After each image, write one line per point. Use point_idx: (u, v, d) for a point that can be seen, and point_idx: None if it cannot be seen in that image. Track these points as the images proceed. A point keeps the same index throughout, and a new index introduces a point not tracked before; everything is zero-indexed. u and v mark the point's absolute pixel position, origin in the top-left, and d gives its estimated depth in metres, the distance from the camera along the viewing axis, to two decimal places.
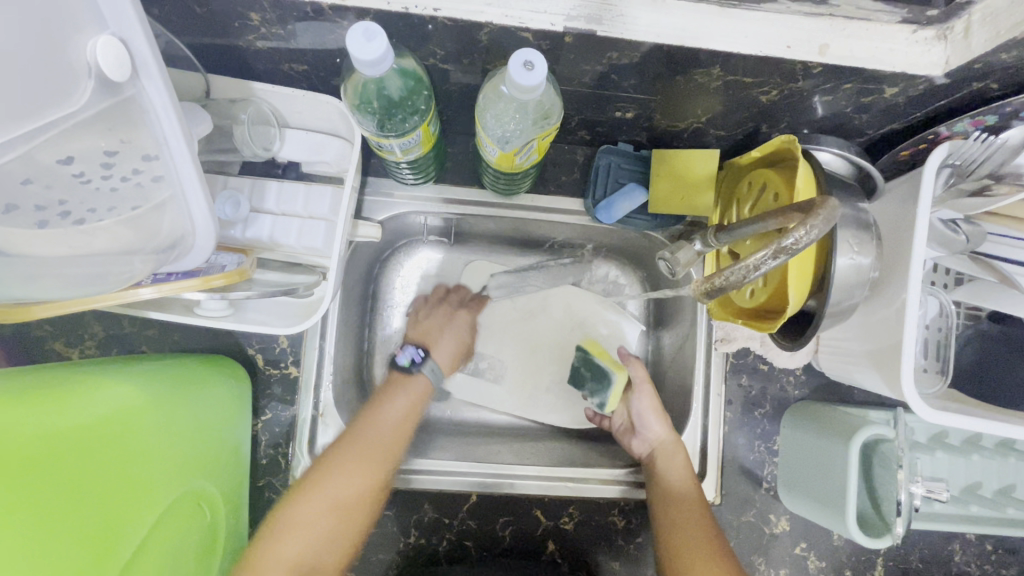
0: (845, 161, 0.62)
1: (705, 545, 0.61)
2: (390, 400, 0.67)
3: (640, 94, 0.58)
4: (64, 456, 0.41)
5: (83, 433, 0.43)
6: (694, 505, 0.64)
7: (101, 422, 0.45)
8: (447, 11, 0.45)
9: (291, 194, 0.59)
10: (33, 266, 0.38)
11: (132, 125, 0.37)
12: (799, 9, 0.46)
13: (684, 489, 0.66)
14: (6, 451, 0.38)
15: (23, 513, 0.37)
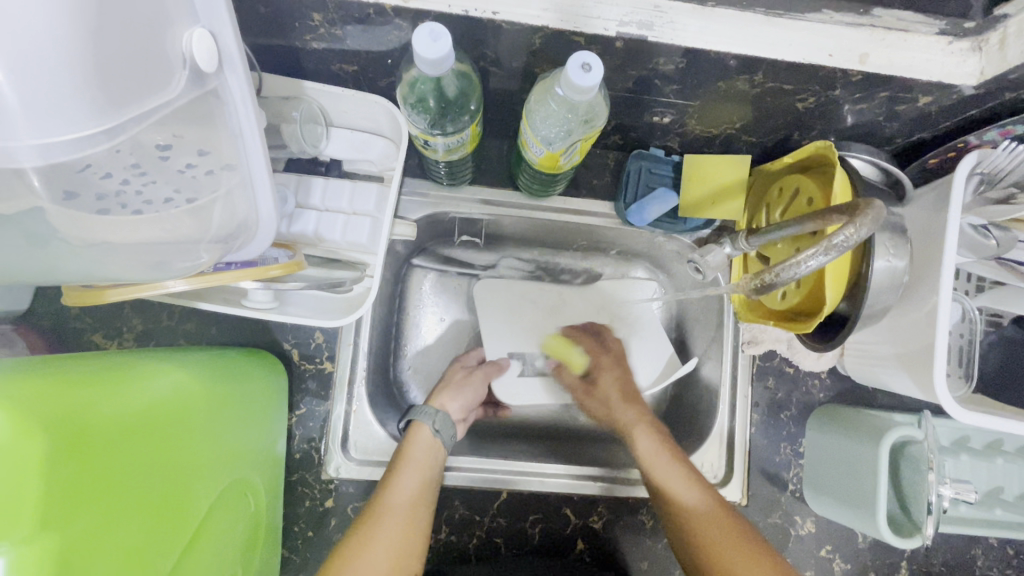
0: (876, 167, 0.64)
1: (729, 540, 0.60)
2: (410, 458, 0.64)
3: (679, 99, 0.59)
4: (145, 437, 0.40)
5: (157, 416, 0.42)
6: (670, 473, 0.66)
7: (167, 407, 0.44)
8: (505, 14, 0.47)
9: (336, 191, 0.60)
10: (96, 251, 0.40)
11: (211, 119, 0.38)
12: (842, 19, 0.48)
13: (660, 462, 0.67)
14: (100, 426, 0.37)
15: (112, 491, 0.36)
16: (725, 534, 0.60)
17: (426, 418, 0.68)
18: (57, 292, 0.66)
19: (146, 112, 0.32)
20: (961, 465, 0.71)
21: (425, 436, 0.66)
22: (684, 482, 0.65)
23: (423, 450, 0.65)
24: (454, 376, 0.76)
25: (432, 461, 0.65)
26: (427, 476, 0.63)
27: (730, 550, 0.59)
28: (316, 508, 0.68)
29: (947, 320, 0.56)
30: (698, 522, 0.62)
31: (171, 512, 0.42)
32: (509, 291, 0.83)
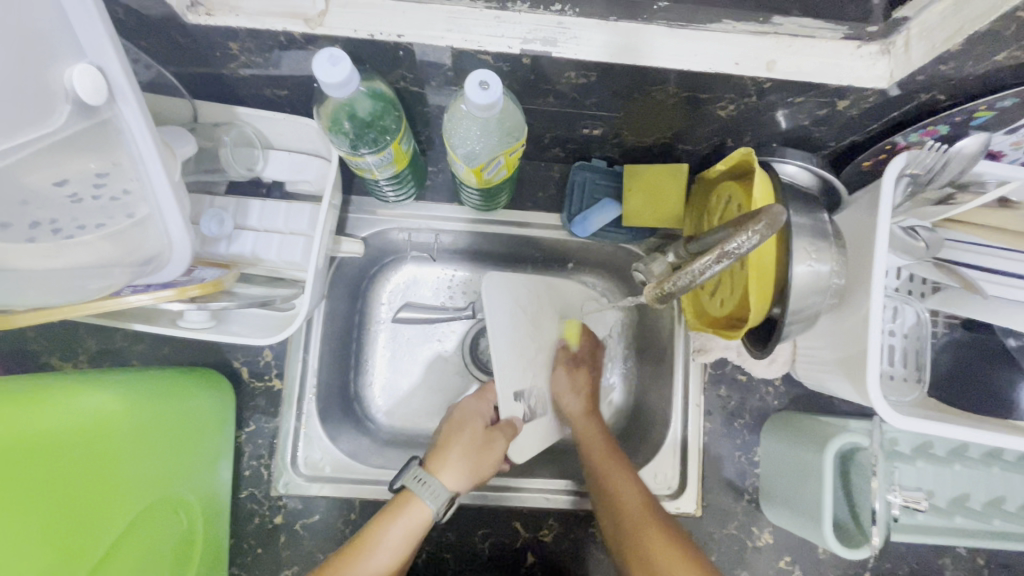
0: (810, 174, 0.64)
1: (656, 535, 0.61)
2: (392, 532, 0.61)
3: (604, 111, 0.60)
4: (17, 466, 0.42)
5: (39, 443, 0.43)
6: (630, 499, 0.64)
7: (70, 433, 0.46)
8: (411, 37, 0.48)
9: (272, 211, 0.62)
10: (23, 279, 0.42)
11: (111, 146, 0.40)
12: (745, 28, 0.49)
13: (625, 489, 0.65)
14: None
15: None
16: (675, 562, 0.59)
17: (426, 499, 0.63)
18: None
19: (19, 143, 0.35)
20: (920, 473, 0.69)
21: (419, 520, 0.62)
22: (641, 515, 0.63)
23: (408, 525, 0.62)
24: (469, 444, 0.67)
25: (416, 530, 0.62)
26: (409, 533, 0.62)
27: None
28: (265, 525, 0.68)
29: (879, 323, 0.55)
30: (650, 553, 0.60)
31: (69, 533, 0.44)
32: (510, 303, 0.72)
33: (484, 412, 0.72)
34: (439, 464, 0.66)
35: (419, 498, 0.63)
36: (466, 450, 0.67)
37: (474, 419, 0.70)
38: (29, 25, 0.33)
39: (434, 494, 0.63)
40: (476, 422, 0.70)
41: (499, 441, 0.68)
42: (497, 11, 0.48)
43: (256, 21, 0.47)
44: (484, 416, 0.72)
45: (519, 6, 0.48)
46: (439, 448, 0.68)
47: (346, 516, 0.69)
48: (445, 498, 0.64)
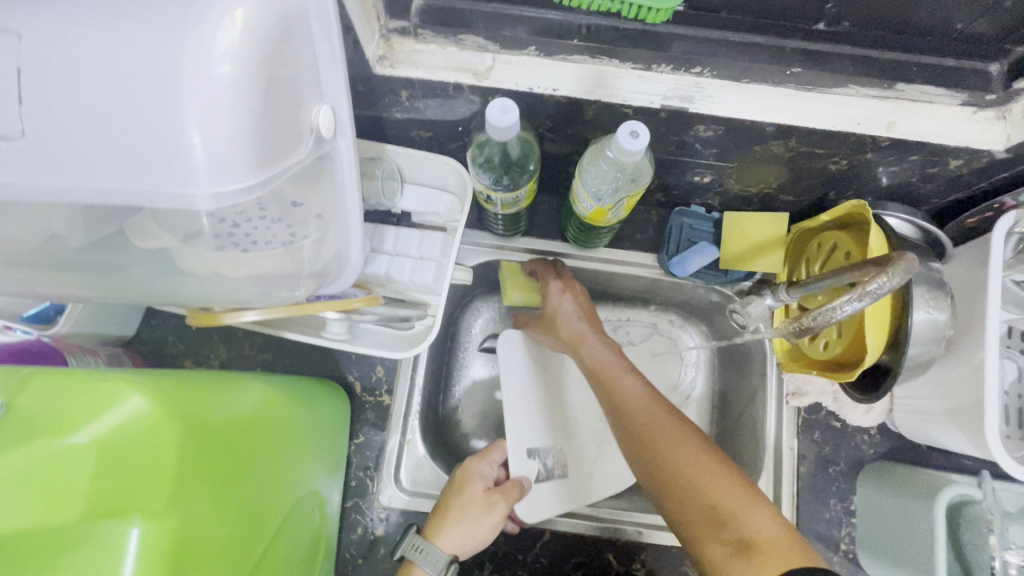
0: (914, 226, 0.67)
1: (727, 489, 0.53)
2: None
3: (718, 161, 0.65)
4: (239, 441, 0.45)
5: (247, 425, 0.47)
6: (636, 397, 0.63)
7: (254, 417, 0.49)
8: (564, 90, 0.55)
9: (407, 238, 0.68)
10: (213, 283, 0.49)
11: (320, 178, 0.46)
12: (868, 92, 0.53)
13: (624, 391, 0.64)
14: (212, 425, 0.42)
15: (216, 481, 0.41)
16: (709, 471, 0.55)
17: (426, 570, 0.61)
18: (159, 319, 0.75)
19: (283, 169, 0.39)
20: None
21: None
22: (648, 408, 0.62)
23: None
24: (470, 508, 0.64)
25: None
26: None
27: (694, 469, 0.55)
28: (367, 536, 0.71)
29: (996, 375, 0.56)
30: (657, 442, 0.58)
31: (258, 512, 0.47)
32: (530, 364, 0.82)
33: (486, 473, 0.70)
34: (438, 527, 0.63)
35: (419, 567, 0.61)
36: (464, 516, 0.64)
37: (474, 480, 0.67)
38: (296, 70, 0.39)
39: (433, 560, 0.61)
40: (474, 483, 0.67)
41: (500, 503, 0.66)
42: (642, 71, 0.54)
43: (432, 74, 0.54)
44: (484, 477, 0.69)
45: (662, 67, 0.54)
46: (437, 512, 0.65)
47: None
48: (445, 564, 0.61)
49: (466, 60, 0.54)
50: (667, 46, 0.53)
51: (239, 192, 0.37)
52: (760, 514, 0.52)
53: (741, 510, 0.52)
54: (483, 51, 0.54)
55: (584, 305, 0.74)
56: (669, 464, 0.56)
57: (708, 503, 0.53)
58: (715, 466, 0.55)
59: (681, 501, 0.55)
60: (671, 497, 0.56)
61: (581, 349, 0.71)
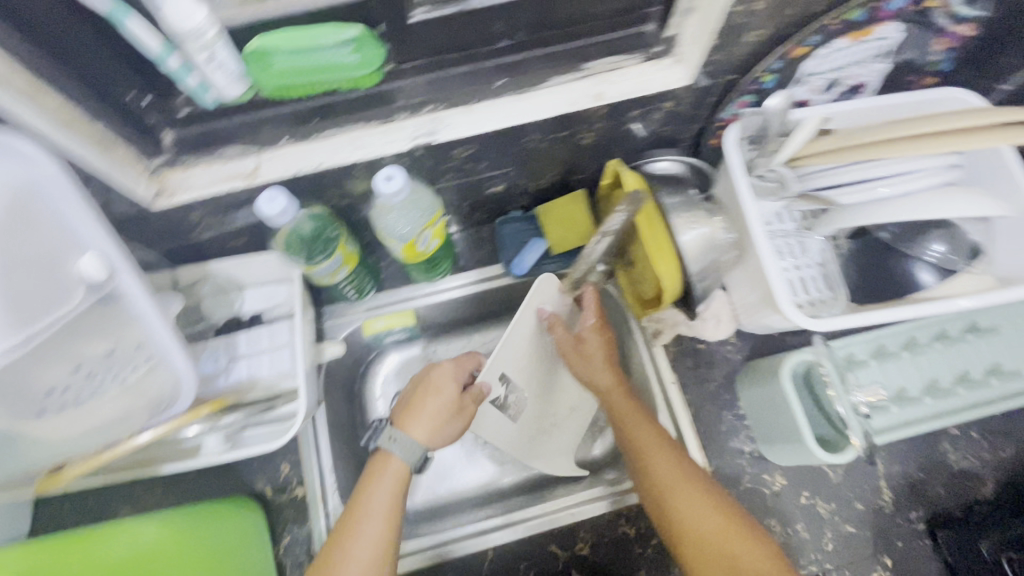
0: (676, 163, 0.79)
1: (714, 516, 0.59)
2: (368, 499, 0.62)
3: (499, 170, 0.74)
4: None
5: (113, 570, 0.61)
6: (659, 453, 0.65)
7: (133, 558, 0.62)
8: (328, 163, 0.62)
9: (258, 337, 0.72)
10: (65, 446, 0.53)
11: (127, 321, 0.52)
12: (570, 78, 0.63)
13: (654, 450, 0.65)
14: None
15: None
16: (714, 523, 0.59)
17: (402, 455, 0.66)
18: (51, 509, 0.74)
19: (54, 322, 0.46)
20: (880, 373, 0.78)
21: (396, 477, 0.65)
22: (674, 463, 0.64)
23: (389, 490, 0.64)
24: (438, 409, 0.69)
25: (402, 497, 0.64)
26: (391, 515, 0.62)
27: (712, 523, 0.59)
28: None
29: (772, 255, 0.67)
30: (679, 497, 0.61)
31: None
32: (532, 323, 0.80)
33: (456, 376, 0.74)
34: (410, 421, 0.69)
35: (393, 454, 0.66)
36: (434, 412, 0.69)
37: (447, 385, 0.71)
38: (51, 240, 0.47)
39: (408, 449, 0.66)
40: (449, 387, 0.71)
41: (470, 409, 0.72)
42: (386, 124, 0.62)
43: (207, 190, 0.60)
44: (455, 380, 0.73)
45: (401, 116, 0.62)
46: (407, 408, 0.70)
47: None
48: (416, 453, 0.67)
49: (234, 168, 0.60)
50: (396, 98, 0.62)
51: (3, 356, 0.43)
52: (754, 558, 0.55)
53: (748, 563, 0.55)
54: (246, 157, 0.61)
55: (606, 356, 0.75)
56: (670, 503, 0.61)
57: (716, 544, 0.57)
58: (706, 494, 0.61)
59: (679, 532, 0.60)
60: (693, 547, 0.58)
61: (614, 403, 0.73)
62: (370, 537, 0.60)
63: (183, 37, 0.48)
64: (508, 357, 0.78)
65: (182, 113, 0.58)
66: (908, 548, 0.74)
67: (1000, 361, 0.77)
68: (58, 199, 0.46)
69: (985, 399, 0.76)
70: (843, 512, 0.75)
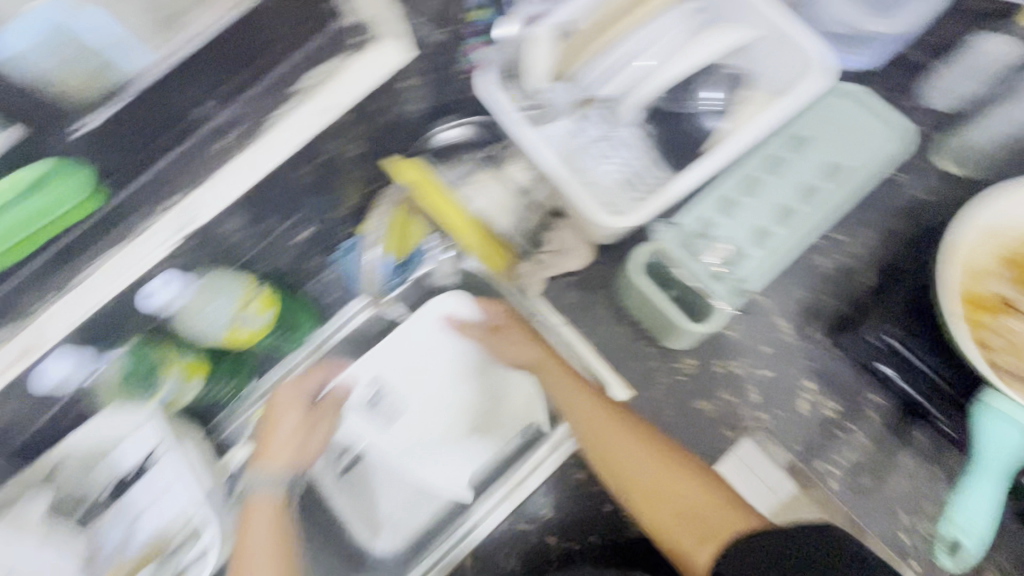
0: (459, 128, 0.80)
1: (659, 469, 0.62)
2: (247, 548, 0.60)
3: (293, 215, 0.72)
4: None
5: None
6: (597, 415, 0.66)
7: None
8: (103, 298, 0.59)
9: (145, 486, 0.69)
10: None
11: None
12: (293, 102, 0.61)
13: (591, 412, 0.67)
14: None
15: None
16: (670, 479, 0.61)
17: (266, 490, 0.66)
18: None
19: None
20: (736, 224, 0.78)
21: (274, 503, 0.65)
22: (602, 415, 0.66)
23: (266, 517, 0.63)
24: (292, 439, 0.70)
25: (282, 529, 0.63)
26: (279, 549, 0.61)
27: (663, 475, 0.61)
28: None
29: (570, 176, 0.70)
30: (620, 449, 0.64)
31: None
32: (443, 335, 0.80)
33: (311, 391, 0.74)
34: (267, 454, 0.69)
35: (256, 492, 0.66)
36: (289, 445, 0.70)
37: (292, 408, 0.72)
38: None
39: (269, 483, 0.66)
40: (298, 400, 0.73)
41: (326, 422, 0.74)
42: (138, 237, 0.59)
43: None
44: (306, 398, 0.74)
45: (150, 216, 0.60)
46: (261, 444, 0.70)
47: None
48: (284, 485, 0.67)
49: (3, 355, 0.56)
50: (131, 208, 0.58)
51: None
52: (704, 499, 0.59)
53: (701, 503, 0.58)
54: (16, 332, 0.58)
55: (524, 333, 0.75)
56: (623, 458, 0.63)
57: (675, 503, 0.59)
58: (657, 454, 0.62)
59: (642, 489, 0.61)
60: (642, 495, 0.61)
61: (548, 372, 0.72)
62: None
63: None
64: (382, 359, 0.78)
65: None
66: (821, 362, 0.78)
67: (833, 160, 0.80)
68: None
69: (832, 200, 0.79)
70: (754, 360, 0.78)
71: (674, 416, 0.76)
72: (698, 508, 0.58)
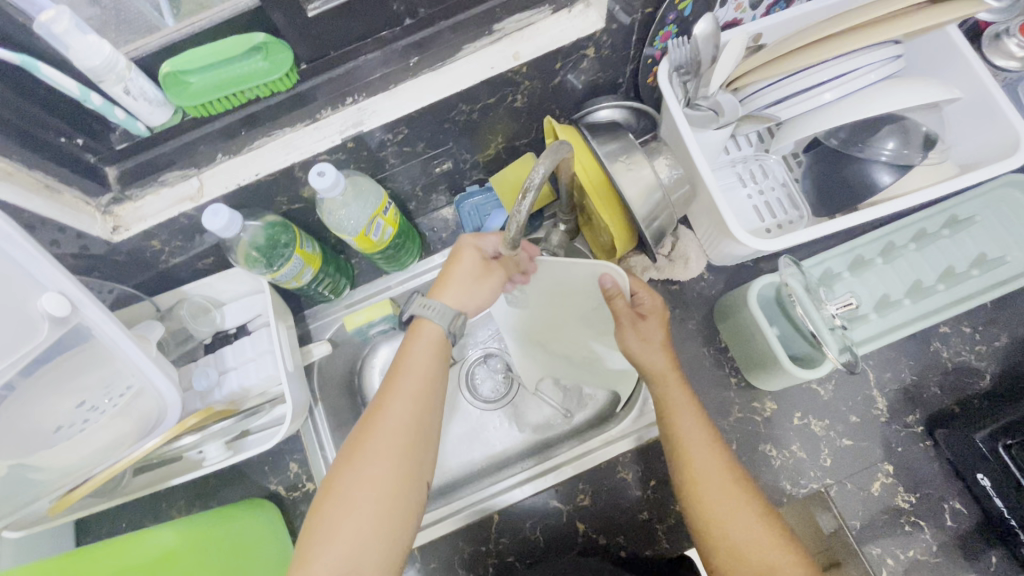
0: (621, 109, 0.78)
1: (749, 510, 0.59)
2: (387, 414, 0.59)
3: (440, 148, 0.76)
4: None
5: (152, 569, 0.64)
6: (709, 461, 0.61)
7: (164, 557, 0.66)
8: (264, 171, 0.64)
9: (242, 348, 0.76)
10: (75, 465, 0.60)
11: (104, 360, 0.59)
12: (485, 44, 0.64)
13: (698, 450, 0.62)
14: None
15: None
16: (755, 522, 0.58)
17: (433, 318, 0.63)
18: (89, 536, 0.79)
19: (17, 359, 0.50)
20: (859, 283, 0.77)
21: (430, 342, 0.63)
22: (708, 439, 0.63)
23: (431, 348, 0.63)
24: (467, 277, 0.66)
25: (442, 359, 0.63)
26: (432, 380, 0.62)
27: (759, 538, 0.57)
28: None
29: (718, 185, 0.68)
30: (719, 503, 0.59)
31: None
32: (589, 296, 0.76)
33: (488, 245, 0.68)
34: (440, 288, 0.66)
35: (427, 318, 0.64)
36: (466, 283, 0.66)
37: (470, 253, 0.66)
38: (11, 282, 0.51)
39: (441, 314, 0.63)
40: (471, 254, 0.66)
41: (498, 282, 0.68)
42: (314, 123, 0.64)
43: (159, 216, 0.63)
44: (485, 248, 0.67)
45: (327, 112, 0.64)
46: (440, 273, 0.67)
47: (413, 567, 0.77)
48: (452, 318, 0.64)
49: (180, 192, 0.64)
50: (318, 96, 0.63)
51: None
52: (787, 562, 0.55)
53: (787, 572, 0.55)
54: (188, 178, 0.64)
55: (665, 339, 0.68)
56: (717, 483, 0.60)
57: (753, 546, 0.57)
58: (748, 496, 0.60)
59: (726, 522, 0.58)
60: (720, 526, 0.58)
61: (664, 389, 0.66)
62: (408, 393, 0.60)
63: (96, 72, 0.50)
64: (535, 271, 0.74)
65: (121, 149, 0.61)
66: (909, 451, 0.73)
67: (986, 251, 0.75)
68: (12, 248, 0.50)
69: (972, 291, 0.74)
70: (837, 426, 0.75)
71: (739, 453, 0.75)
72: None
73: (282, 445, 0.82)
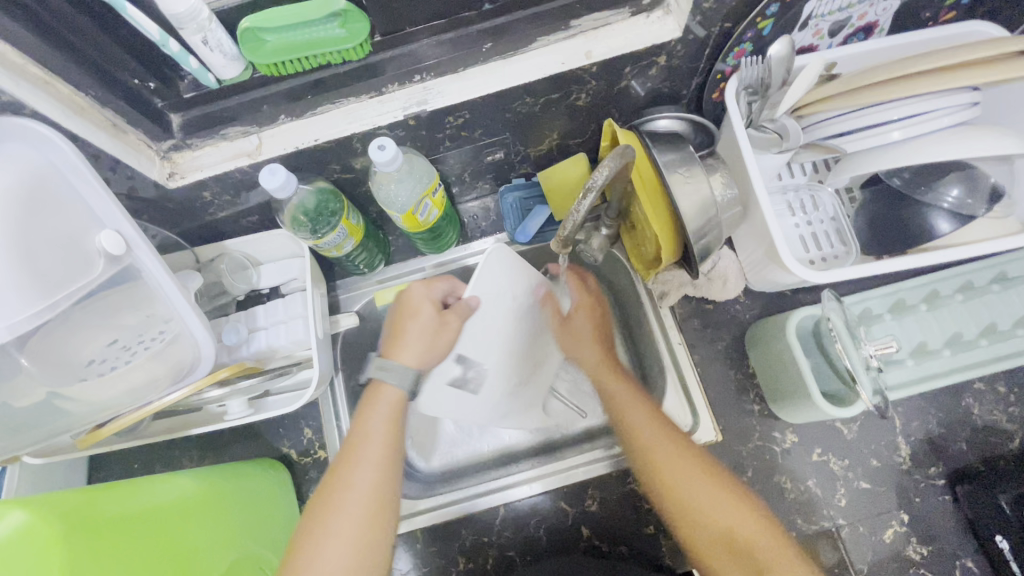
0: (679, 120, 0.77)
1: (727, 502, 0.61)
2: (354, 478, 0.61)
3: (494, 137, 0.75)
4: (162, 523, 0.59)
5: (174, 510, 0.61)
6: (659, 443, 0.65)
7: (186, 499, 0.63)
8: (324, 137, 0.64)
9: (274, 309, 0.76)
10: (104, 404, 0.61)
11: (150, 303, 0.60)
12: (559, 38, 0.64)
13: (672, 456, 0.64)
14: (145, 512, 0.58)
15: (107, 549, 0.52)
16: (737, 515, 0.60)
17: (395, 383, 0.67)
18: (102, 474, 0.80)
19: (75, 292, 0.52)
20: (899, 327, 0.75)
21: (395, 400, 0.66)
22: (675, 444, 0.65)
23: (387, 409, 0.65)
24: (426, 331, 0.69)
25: (396, 421, 0.65)
26: (390, 439, 0.64)
27: (712, 497, 0.61)
28: None
29: (774, 212, 0.67)
30: (669, 474, 0.63)
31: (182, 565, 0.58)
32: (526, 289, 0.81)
33: (431, 295, 0.71)
34: (397, 350, 0.69)
35: (387, 384, 0.66)
36: (425, 337, 0.69)
37: (425, 307, 0.70)
38: (77, 218, 0.53)
39: (399, 374, 0.67)
40: (426, 308, 0.70)
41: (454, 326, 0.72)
42: (379, 96, 0.64)
43: (216, 169, 0.64)
44: (433, 300, 0.71)
45: (392, 87, 0.64)
46: (394, 334, 0.70)
47: (412, 549, 0.77)
48: (412, 375, 0.67)
49: (239, 147, 0.64)
50: (387, 69, 0.63)
51: (30, 320, 0.49)
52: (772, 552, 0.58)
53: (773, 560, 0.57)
54: (248, 135, 0.64)
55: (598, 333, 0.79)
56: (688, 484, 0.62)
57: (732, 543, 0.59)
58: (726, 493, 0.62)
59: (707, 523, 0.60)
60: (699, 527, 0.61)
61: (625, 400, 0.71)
62: (368, 459, 0.62)
63: (179, 19, 0.50)
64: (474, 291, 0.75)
65: (188, 97, 0.61)
66: (927, 504, 0.72)
67: None
68: (75, 183, 0.53)
69: (1016, 350, 0.72)
70: (857, 468, 0.74)
71: (753, 481, 0.74)
72: (745, 538, 0.59)
73: (300, 410, 0.82)
